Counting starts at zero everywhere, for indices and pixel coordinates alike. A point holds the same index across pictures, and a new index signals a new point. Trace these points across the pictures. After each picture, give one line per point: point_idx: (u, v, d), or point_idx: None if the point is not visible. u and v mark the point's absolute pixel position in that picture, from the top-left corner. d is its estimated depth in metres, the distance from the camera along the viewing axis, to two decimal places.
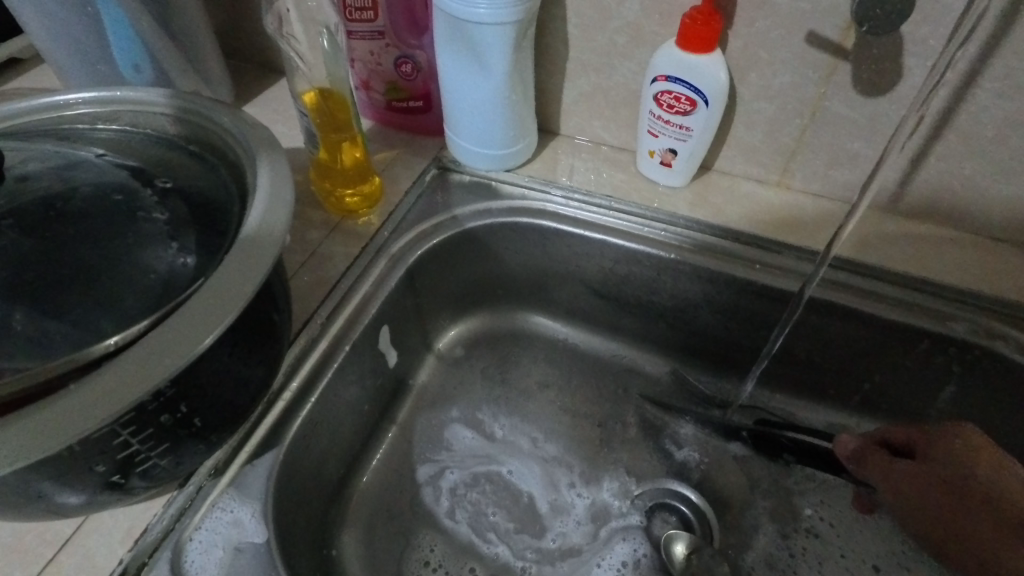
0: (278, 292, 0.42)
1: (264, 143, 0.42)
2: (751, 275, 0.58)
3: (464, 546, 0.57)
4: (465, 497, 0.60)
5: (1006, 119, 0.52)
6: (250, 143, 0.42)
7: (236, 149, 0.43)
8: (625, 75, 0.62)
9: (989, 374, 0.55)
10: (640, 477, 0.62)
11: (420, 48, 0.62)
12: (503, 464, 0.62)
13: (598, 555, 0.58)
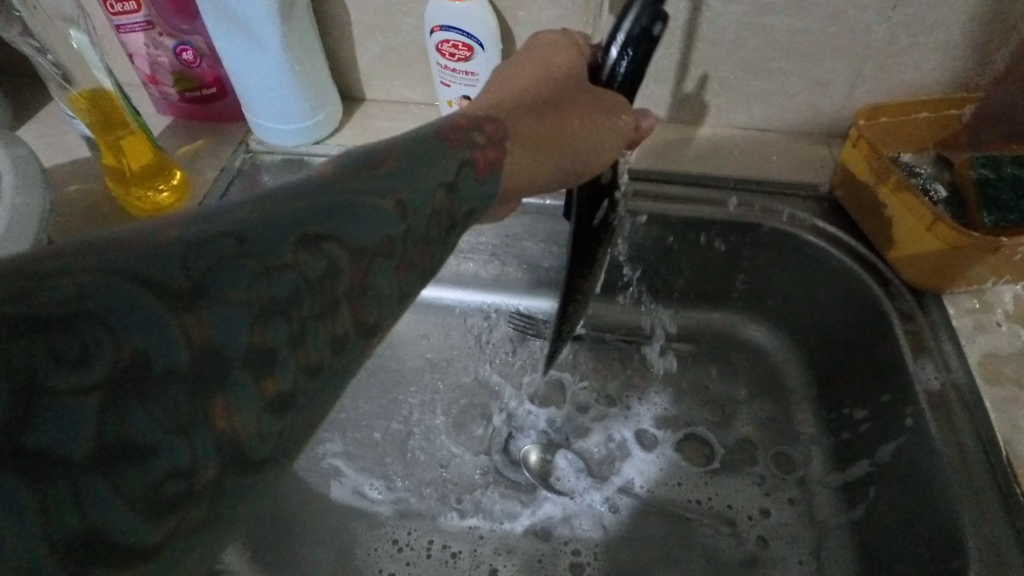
0: (344, 344, 0.24)
1: (339, 301, 0.23)
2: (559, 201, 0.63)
3: (377, 515, 0.60)
4: (408, 490, 0.61)
5: (739, 20, 0.58)
6: (286, 325, 0.21)
7: (284, 336, 0.21)
8: (410, 31, 0.63)
9: (768, 247, 0.63)
10: (507, 404, 0.66)
11: (196, 33, 0.60)
12: (386, 426, 0.65)
13: (485, 486, 0.62)
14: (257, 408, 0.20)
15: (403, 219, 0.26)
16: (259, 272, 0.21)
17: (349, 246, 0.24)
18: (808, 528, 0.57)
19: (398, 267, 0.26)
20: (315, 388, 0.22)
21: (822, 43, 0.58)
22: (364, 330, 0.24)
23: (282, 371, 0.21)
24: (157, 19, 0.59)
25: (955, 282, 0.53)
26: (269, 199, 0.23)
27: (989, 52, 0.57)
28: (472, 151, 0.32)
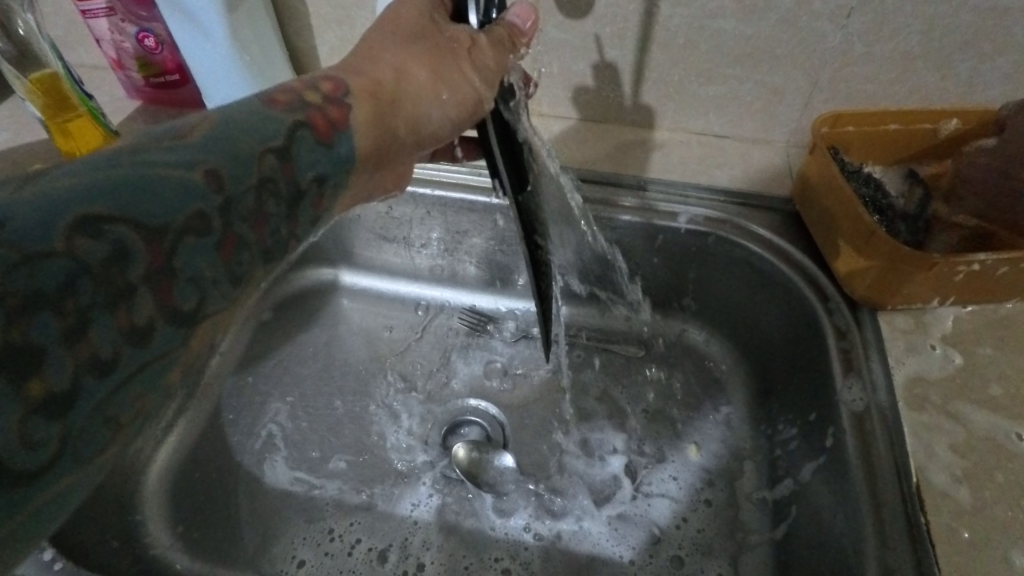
0: (149, 335, 0.25)
1: (135, 290, 0.24)
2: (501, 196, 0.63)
3: (314, 500, 0.60)
4: (349, 482, 0.62)
5: (688, 24, 0.57)
6: (57, 321, 0.22)
7: (55, 335, 0.22)
8: (365, 24, 0.63)
9: (713, 257, 0.62)
10: (449, 399, 0.67)
11: (154, 20, 0.61)
12: (332, 415, 0.66)
13: (417, 476, 0.62)
14: (18, 416, 0.21)
15: (218, 195, 0.28)
16: (16, 265, 0.21)
17: (145, 230, 0.25)
18: (728, 540, 0.56)
19: (217, 243, 0.28)
20: (104, 386, 0.24)
21: (775, 50, 0.57)
22: (173, 315, 0.26)
23: (53, 373, 0.22)
24: (117, 5, 0.60)
25: (893, 299, 0.52)
26: (36, 182, 0.23)
27: (949, 66, 0.55)
28: (307, 112, 0.34)
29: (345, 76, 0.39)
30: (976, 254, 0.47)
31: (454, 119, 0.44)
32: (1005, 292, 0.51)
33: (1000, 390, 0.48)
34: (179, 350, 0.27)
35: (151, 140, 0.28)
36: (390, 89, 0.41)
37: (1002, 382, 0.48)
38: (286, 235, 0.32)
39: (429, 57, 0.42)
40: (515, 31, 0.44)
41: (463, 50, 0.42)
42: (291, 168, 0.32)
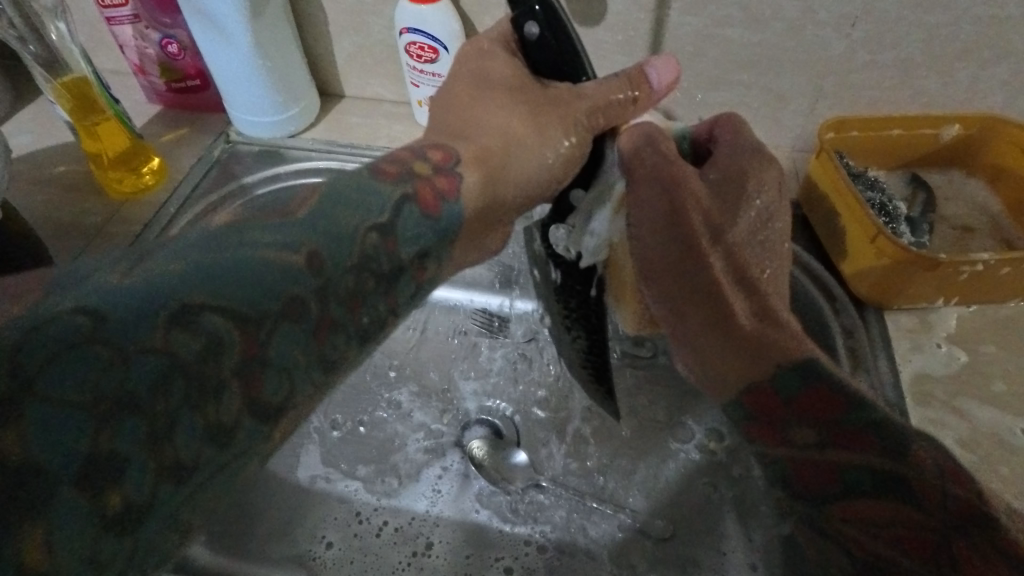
0: (234, 432, 0.27)
1: (221, 390, 0.26)
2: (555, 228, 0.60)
3: (339, 495, 0.62)
4: (374, 476, 0.63)
5: (697, 32, 0.58)
6: (143, 425, 0.24)
7: (140, 438, 0.24)
8: (382, 32, 0.65)
9: None
10: (467, 398, 0.68)
11: (177, 27, 0.63)
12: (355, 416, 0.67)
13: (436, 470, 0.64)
14: (97, 528, 0.23)
15: (315, 277, 0.30)
16: (109, 363, 0.24)
17: (230, 316, 0.27)
18: (740, 537, 0.57)
19: (313, 331, 0.30)
20: (182, 491, 0.25)
21: (782, 57, 0.59)
22: (255, 409, 0.28)
23: (132, 481, 0.24)
24: (143, 12, 0.62)
25: (897, 299, 0.53)
26: (143, 269, 0.27)
27: (951, 73, 0.57)
28: (415, 184, 0.37)
29: (456, 144, 0.43)
30: (979, 255, 0.49)
31: (562, 176, 0.47)
32: (1006, 292, 0.53)
33: (1003, 388, 0.49)
34: (257, 409, 0.28)
35: (262, 220, 0.31)
36: (500, 152, 0.43)
37: (1005, 381, 0.50)
38: (385, 310, 0.34)
39: (535, 114, 0.44)
40: (640, 76, 0.45)
41: (569, 109, 0.44)
42: (392, 242, 0.34)
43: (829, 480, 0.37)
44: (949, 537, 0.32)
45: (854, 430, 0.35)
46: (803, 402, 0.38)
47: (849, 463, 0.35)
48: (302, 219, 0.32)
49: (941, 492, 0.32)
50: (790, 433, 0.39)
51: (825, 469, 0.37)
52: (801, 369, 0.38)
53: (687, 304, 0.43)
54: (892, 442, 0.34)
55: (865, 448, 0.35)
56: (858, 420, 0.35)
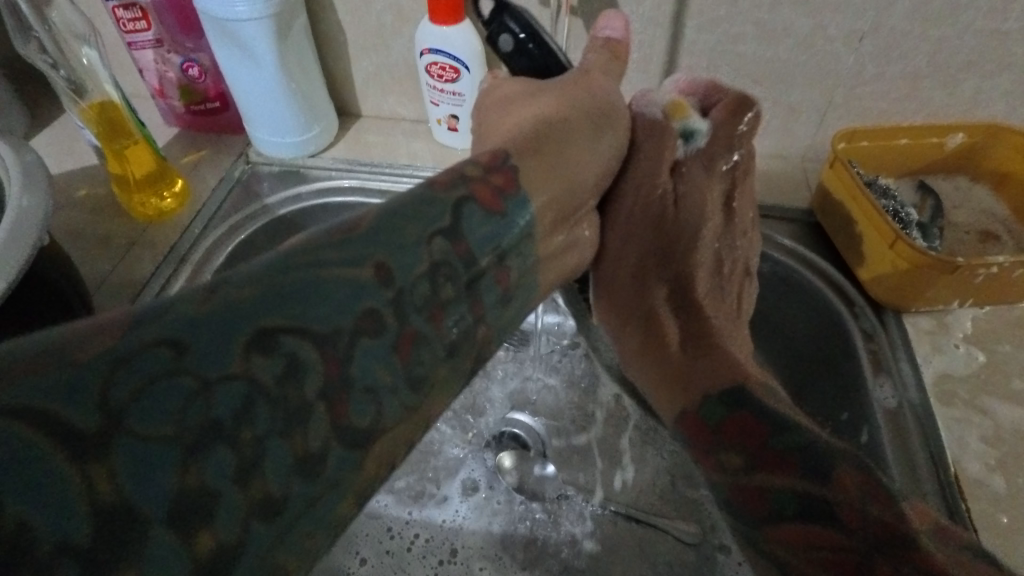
0: (323, 461, 0.27)
1: (307, 418, 0.26)
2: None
3: (370, 512, 0.62)
4: (404, 492, 0.64)
5: (712, 48, 0.61)
6: (231, 458, 0.24)
7: (229, 475, 0.24)
8: (402, 51, 0.66)
9: None
10: (493, 413, 0.69)
11: (200, 50, 0.64)
12: None
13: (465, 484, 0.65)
14: (190, 572, 0.22)
15: (386, 289, 0.30)
16: (195, 392, 0.24)
17: (315, 340, 0.27)
18: None
19: (393, 344, 0.30)
20: (271, 531, 0.25)
21: (794, 71, 0.61)
22: (344, 435, 0.27)
23: (223, 519, 0.23)
24: (166, 36, 0.63)
25: (915, 302, 0.55)
26: (221, 295, 0.27)
27: (955, 84, 0.59)
28: (469, 186, 0.37)
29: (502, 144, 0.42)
30: (993, 257, 0.51)
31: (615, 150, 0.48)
32: (1018, 293, 0.55)
33: (1022, 385, 0.51)
34: (349, 444, 0.28)
35: (322, 238, 0.31)
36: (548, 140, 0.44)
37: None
38: (471, 320, 0.35)
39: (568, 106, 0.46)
40: (614, 43, 0.51)
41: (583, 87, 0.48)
42: (460, 245, 0.34)
43: (758, 503, 0.42)
44: (870, 558, 0.36)
45: (778, 455, 0.41)
46: (728, 429, 0.45)
47: (779, 488, 0.41)
48: (366, 230, 0.32)
49: (863, 518, 0.37)
50: (716, 459, 0.45)
51: (757, 493, 0.42)
52: (728, 402, 0.46)
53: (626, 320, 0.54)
54: (814, 469, 0.40)
55: (789, 473, 0.41)
56: (778, 446, 0.42)
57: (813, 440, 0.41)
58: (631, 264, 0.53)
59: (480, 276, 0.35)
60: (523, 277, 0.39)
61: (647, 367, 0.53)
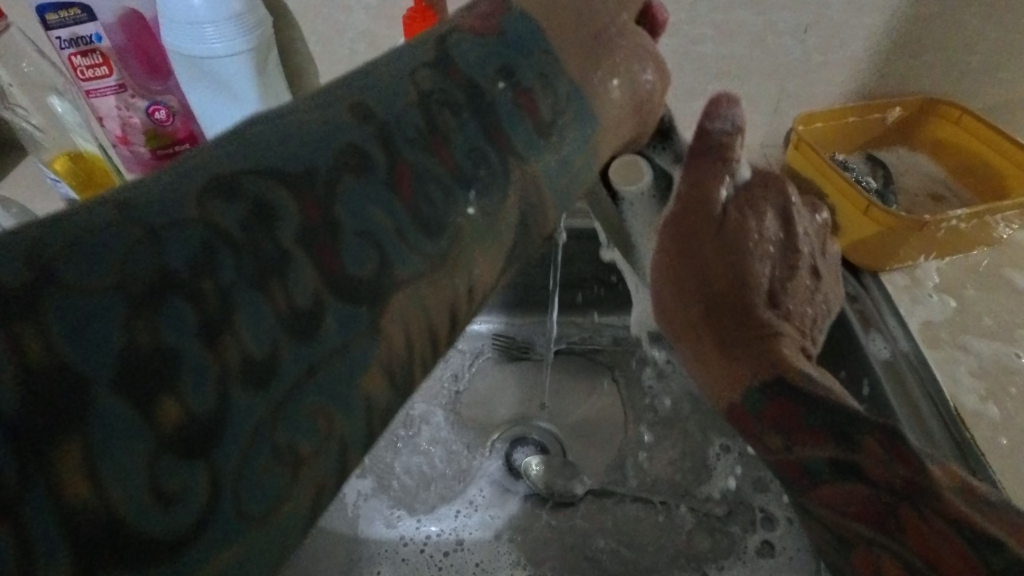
0: (317, 319, 0.25)
1: (288, 268, 0.24)
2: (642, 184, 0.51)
3: (385, 529, 0.62)
4: (416, 504, 0.64)
5: (674, 51, 0.65)
6: (190, 312, 0.22)
7: (188, 330, 0.22)
8: None
9: None
10: (509, 421, 0.69)
11: (168, 91, 0.61)
12: (401, 452, 0.66)
13: (480, 488, 0.65)
14: (151, 442, 0.20)
15: (366, 125, 0.30)
16: (142, 238, 0.22)
17: (288, 186, 0.26)
18: None
19: (388, 184, 0.29)
20: (262, 401, 0.23)
21: (749, 66, 0.66)
22: (341, 287, 0.26)
23: (194, 393, 0.21)
24: (129, 81, 0.61)
25: (889, 261, 0.60)
26: (168, 168, 0.25)
27: (888, 65, 0.66)
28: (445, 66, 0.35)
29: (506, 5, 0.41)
30: (954, 211, 0.57)
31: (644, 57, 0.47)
32: (973, 241, 0.61)
33: (992, 322, 0.57)
34: None
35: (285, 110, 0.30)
36: None
37: (992, 316, 0.58)
38: (497, 157, 0.34)
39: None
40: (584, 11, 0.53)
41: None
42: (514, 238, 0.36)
43: (798, 473, 0.43)
44: (892, 503, 0.39)
45: (817, 430, 0.42)
46: (771, 414, 0.45)
47: (814, 456, 0.42)
48: (326, 90, 0.31)
49: (888, 474, 0.39)
50: (762, 440, 0.46)
51: (794, 462, 0.43)
52: (767, 388, 0.45)
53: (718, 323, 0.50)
54: (841, 435, 0.41)
55: (824, 443, 0.42)
56: (816, 423, 0.42)
57: (842, 407, 0.42)
58: (681, 266, 0.51)
59: (491, 99, 0.35)
60: (567, 110, 0.39)
61: (706, 371, 0.50)
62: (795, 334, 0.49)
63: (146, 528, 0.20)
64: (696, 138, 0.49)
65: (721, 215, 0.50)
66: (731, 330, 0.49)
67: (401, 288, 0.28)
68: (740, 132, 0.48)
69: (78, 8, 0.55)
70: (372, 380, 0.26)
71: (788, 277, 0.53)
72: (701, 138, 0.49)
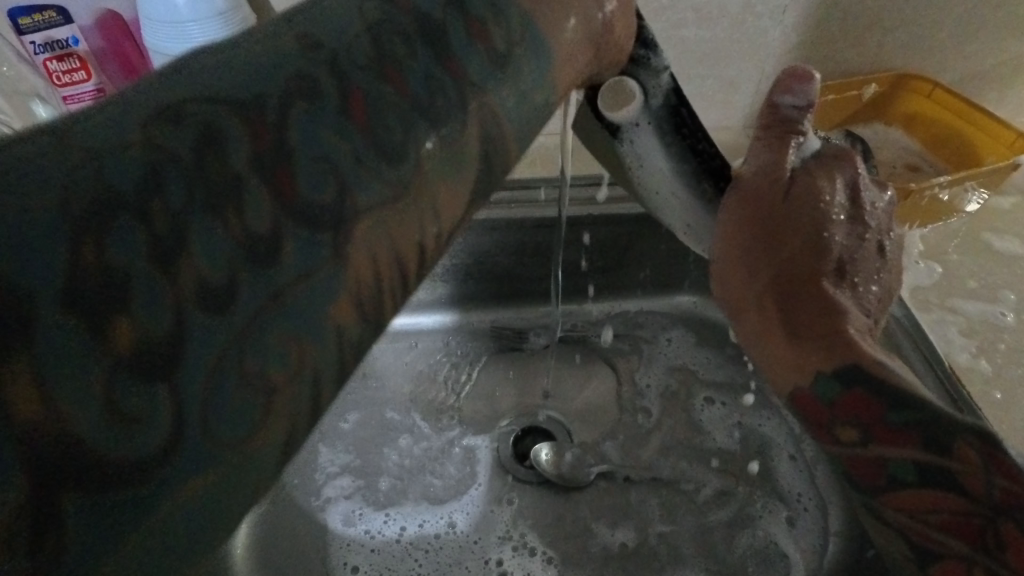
0: (278, 246, 0.22)
1: (243, 192, 0.21)
2: (635, 110, 0.48)
3: (373, 528, 0.60)
4: (405, 501, 0.62)
5: (658, 37, 0.66)
6: (140, 234, 0.19)
7: (142, 252, 0.19)
8: None
9: None
10: (515, 413, 0.69)
11: None
12: (393, 450, 0.66)
13: (478, 477, 0.64)
14: (108, 366, 0.17)
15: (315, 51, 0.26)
16: (87, 161, 0.19)
17: (238, 108, 0.23)
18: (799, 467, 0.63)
19: (342, 110, 0.25)
20: (225, 325, 0.20)
21: (730, 49, 0.68)
22: (298, 212, 0.23)
23: (151, 311, 0.19)
24: (110, 85, 0.59)
25: None
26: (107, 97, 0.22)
27: (863, 43, 0.68)
28: None
29: None
30: (936, 180, 0.59)
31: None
32: (952, 209, 0.64)
33: (975, 283, 0.60)
34: None
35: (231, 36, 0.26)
36: None
37: (975, 278, 0.60)
38: (453, 87, 0.30)
39: None
40: None
41: None
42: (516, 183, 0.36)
43: (876, 475, 0.39)
44: (995, 521, 0.35)
45: (895, 431, 0.38)
46: (844, 405, 0.41)
47: (899, 457, 0.38)
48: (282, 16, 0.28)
49: (986, 483, 0.35)
50: (831, 433, 0.42)
51: (872, 464, 0.39)
52: (840, 374, 0.41)
53: (784, 292, 0.45)
54: (932, 437, 0.37)
55: (909, 443, 0.38)
56: (901, 424, 0.38)
57: (932, 409, 0.38)
58: (743, 238, 0.47)
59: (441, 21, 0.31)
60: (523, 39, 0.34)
61: (767, 349, 0.45)
62: (860, 316, 0.45)
63: (107, 450, 0.17)
64: (765, 112, 0.47)
65: (786, 179, 0.46)
66: (798, 307, 0.44)
67: (365, 217, 0.25)
68: (812, 109, 0.45)
69: (53, 11, 0.54)
70: (342, 309, 0.23)
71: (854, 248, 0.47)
72: (771, 113, 0.46)
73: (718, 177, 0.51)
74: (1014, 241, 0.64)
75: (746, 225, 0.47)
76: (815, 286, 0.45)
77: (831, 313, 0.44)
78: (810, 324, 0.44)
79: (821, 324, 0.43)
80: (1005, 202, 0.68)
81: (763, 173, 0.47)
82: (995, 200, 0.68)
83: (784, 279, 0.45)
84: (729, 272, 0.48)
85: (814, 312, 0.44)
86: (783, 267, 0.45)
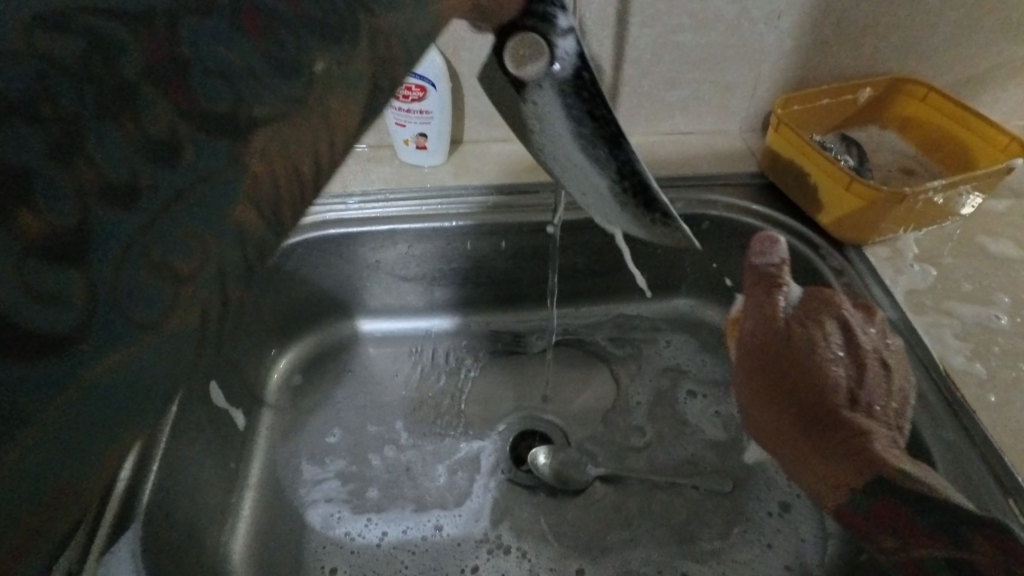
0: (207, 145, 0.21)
1: (140, 98, 0.20)
2: (540, 65, 0.44)
3: (360, 530, 0.60)
4: (390, 504, 0.62)
5: (653, 42, 0.66)
6: (37, 136, 0.19)
7: (35, 148, 0.19)
8: None
9: (726, 231, 0.69)
10: (513, 416, 0.69)
11: None
12: (385, 453, 0.65)
13: (472, 481, 0.64)
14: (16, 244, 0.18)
15: None
16: None
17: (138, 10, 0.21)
18: None
19: (234, 19, 0.22)
20: (132, 219, 0.20)
21: (725, 54, 0.68)
22: (204, 121, 0.22)
23: (51, 208, 0.19)
24: None
25: (872, 235, 0.62)
26: None
27: (857, 47, 0.69)
28: None
29: None
30: (931, 183, 0.59)
31: None
32: (946, 212, 0.64)
33: (970, 286, 0.60)
34: None
35: None
36: None
37: (969, 281, 0.61)
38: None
39: None
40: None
41: None
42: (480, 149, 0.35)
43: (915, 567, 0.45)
44: None
45: (930, 532, 0.44)
46: (880, 516, 0.47)
47: (928, 555, 0.44)
48: None
49: (1002, 565, 0.42)
50: (873, 539, 0.47)
51: (916, 563, 0.45)
52: (870, 488, 0.47)
53: (829, 454, 0.51)
54: (959, 538, 0.43)
55: (939, 544, 0.43)
56: (925, 523, 0.44)
57: (957, 510, 0.43)
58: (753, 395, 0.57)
59: None
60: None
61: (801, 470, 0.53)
62: (885, 430, 0.50)
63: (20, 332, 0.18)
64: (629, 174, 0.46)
65: (783, 326, 0.56)
66: (836, 456, 0.50)
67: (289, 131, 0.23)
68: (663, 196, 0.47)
69: None
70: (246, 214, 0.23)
71: (860, 377, 0.53)
72: (753, 272, 0.59)
73: (616, 141, 0.45)
74: (1008, 243, 0.64)
75: (790, 399, 0.54)
76: (822, 395, 0.53)
77: (863, 433, 0.50)
78: (822, 467, 0.51)
79: (867, 460, 0.48)
80: (1000, 205, 0.68)
81: (772, 329, 0.57)
82: (989, 203, 0.68)
83: (814, 427, 0.52)
84: (770, 436, 0.55)
85: (837, 441, 0.51)
86: (793, 424, 0.54)
